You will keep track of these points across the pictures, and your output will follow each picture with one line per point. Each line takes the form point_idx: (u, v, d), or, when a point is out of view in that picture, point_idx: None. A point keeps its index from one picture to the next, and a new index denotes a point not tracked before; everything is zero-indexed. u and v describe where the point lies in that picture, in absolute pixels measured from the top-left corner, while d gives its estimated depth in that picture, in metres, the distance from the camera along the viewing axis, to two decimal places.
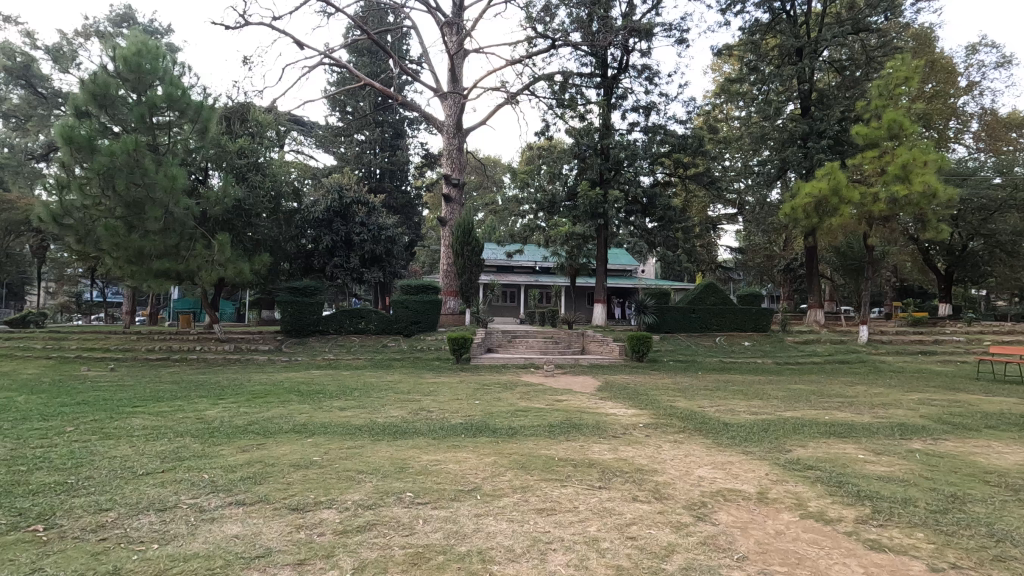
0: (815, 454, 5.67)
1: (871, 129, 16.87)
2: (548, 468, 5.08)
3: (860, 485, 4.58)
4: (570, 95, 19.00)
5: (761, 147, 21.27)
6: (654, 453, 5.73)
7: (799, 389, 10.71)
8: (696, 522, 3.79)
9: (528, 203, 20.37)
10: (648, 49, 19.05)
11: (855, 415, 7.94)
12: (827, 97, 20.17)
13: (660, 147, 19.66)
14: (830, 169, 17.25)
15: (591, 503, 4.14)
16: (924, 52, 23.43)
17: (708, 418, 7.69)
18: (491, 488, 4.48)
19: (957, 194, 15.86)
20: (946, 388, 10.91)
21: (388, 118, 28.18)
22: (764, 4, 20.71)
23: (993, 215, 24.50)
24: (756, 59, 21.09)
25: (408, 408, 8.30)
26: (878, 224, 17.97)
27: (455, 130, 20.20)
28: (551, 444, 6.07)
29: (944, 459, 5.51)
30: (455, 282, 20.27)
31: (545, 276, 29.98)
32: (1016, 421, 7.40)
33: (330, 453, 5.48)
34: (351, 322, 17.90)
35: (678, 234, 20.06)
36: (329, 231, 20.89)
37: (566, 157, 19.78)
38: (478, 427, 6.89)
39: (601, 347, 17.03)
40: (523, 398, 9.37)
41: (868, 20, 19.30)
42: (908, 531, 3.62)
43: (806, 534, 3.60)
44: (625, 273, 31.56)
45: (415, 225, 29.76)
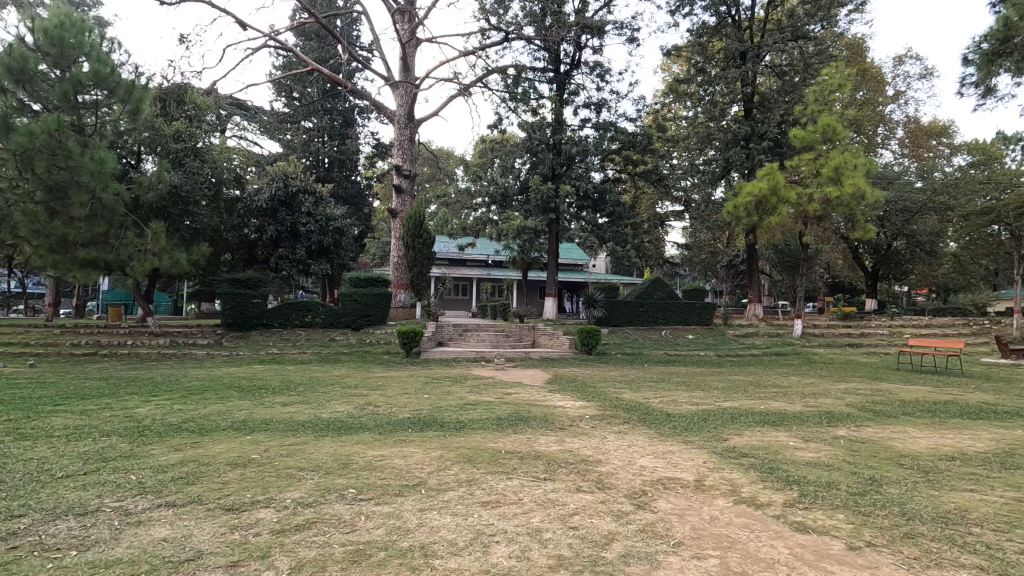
0: (750, 442, 5.94)
1: (807, 133, 17.85)
2: (494, 461, 5.09)
3: (789, 470, 4.84)
4: (523, 89, 18.99)
5: (707, 147, 22.06)
6: (599, 444, 5.84)
7: (739, 380, 11.18)
8: (636, 511, 3.90)
9: (480, 196, 20.36)
10: (600, 47, 19.27)
11: (788, 404, 8.39)
12: (768, 99, 21.12)
13: (611, 144, 19.96)
14: (770, 170, 18.05)
15: (535, 495, 4.19)
16: (856, 60, 24.84)
17: (652, 409, 7.92)
18: (436, 482, 4.45)
19: (883, 197, 16.91)
20: (870, 378, 11.67)
21: (337, 106, 27.34)
22: (711, 8, 21.38)
23: (915, 216, 26.31)
24: (703, 61, 21.83)
25: (354, 404, 8.15)
26: (813, 223, 18.83)
27: (406, 119, 19.76)
28: (499, 437, 6.12)
29: (864, 444, 5.91)
30: (405, 275, 19.76)
31: (497, 269, 30.03)
32: (930, 408, 8.01)
33: (270, 451, 5.31)
34: (297, 315, 17.41)
35: (627, 230, 20.48)
36: (274, 221, 20.18)
37: (519, 152, 19.81)
38: (426, 421, 6.83)
39: (551, 341, 17.16)
40: (472, 392, 9.38)
41: (807, 28, 20.29)
42: (830, 513, 3.85)
43: (738, 519, 3.77)
44: (577, 267, 32.04)
45: (365, 217, 29.12)
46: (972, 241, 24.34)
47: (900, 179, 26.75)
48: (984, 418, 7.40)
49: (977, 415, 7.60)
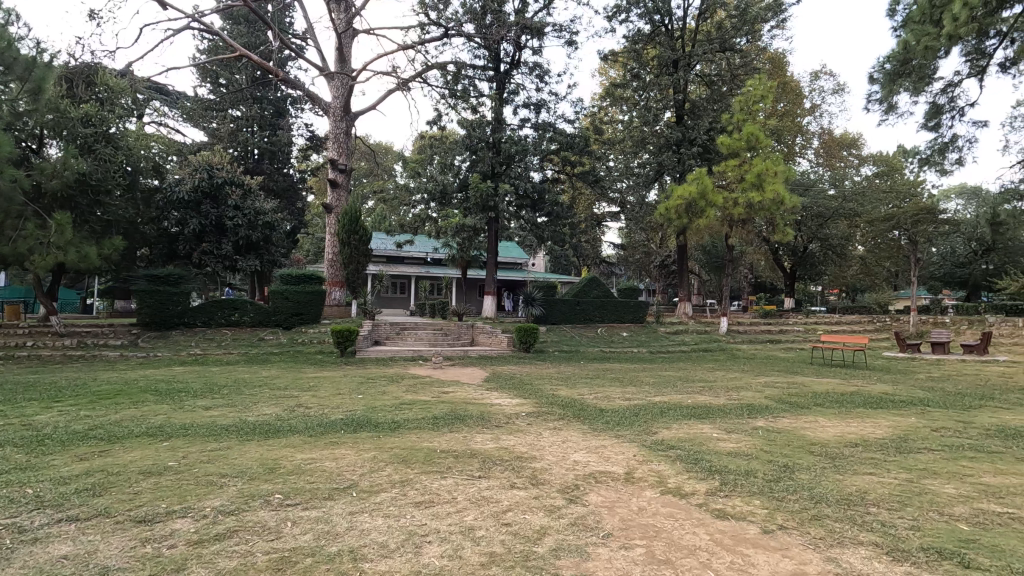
0: (677, 435, 6.21)
1: (733, 140, 18.85)
2: (429, 460, 5.04)
3: (712, 460, 5.09)
4: (463, 86, 18.89)
5: (641, 150, 22.79)
6: (534, 441, 5.92)
7: (669, 376, 11.66)
8: (567, 505, 3.98)
9: (419, 193, 20.04)
10: (539, 48, 19.44)
11: (713, 397, 8.84)
12: (698, 107, 22.13)
13: (549, 144, 20.16)
14: (699, 174, 18.89)
15: (470, 493, 4.19)
16: (778, 74, 26.47)
17: (586, 405, 8.10)
18: (368, 484, 4.36)
19: (799, 203, 18.13)
20: (786, 372, 12.49)
21: (267, 95, 26.11)
22: (646, 16, 22.14)
23: (828, 222, 28.42)
24: (638, 67, 22.68)
25: (284, 406, 7.84)
26: (737, 226, 19.86)
27: (342, 112, 19.13)
28: (434, 436, 6.06)
29: (780, 433, 6.31)
30: (340, 272, 19.26)
31: (436, 267, 29.74)
32: (838, 399, 8.68)
33: (189, 457, 5.01)
34: (223, 314, 16.54)
35: (565, 230, 20.82)
36: (197, 214, 18.86)
37: (458, 149, 19.66)
38: (359, 421, 6.67)
39: (489, 339, 17.23)
40: (409, 391, 9.25)
41: (734, 40, 21.40)
42: (747, 499, 4.09)
43: (664, 508, 3.93)
44: (516, 266, 32.33)
45: (298, 212, 28.05)
46: (876, 245, 26.54)
47: (816, 186, 28.77)
48: (883, 407, 8.12)
49: (877, 404, 8.31)
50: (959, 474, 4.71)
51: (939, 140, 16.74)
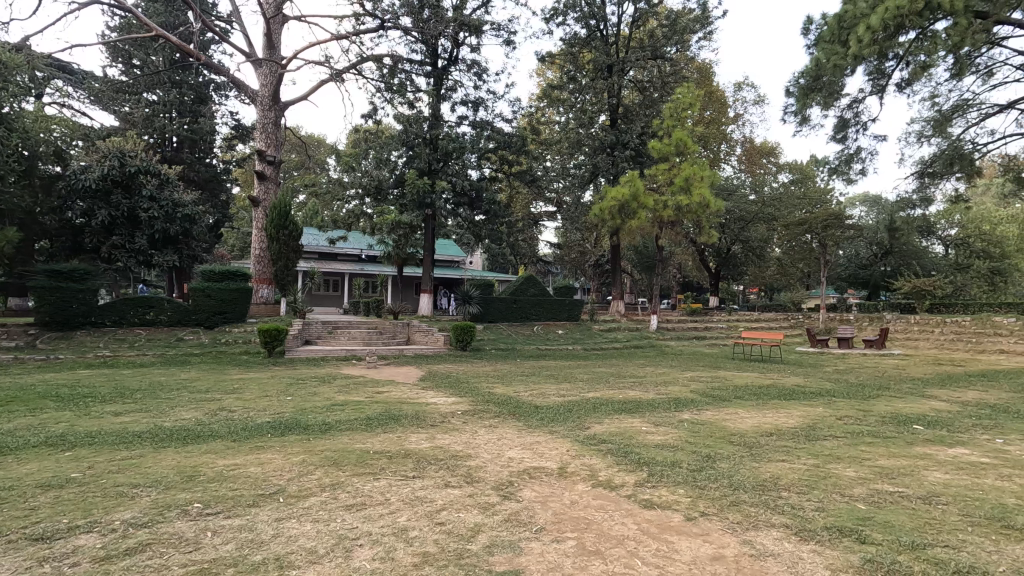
0: (607, 429, 6.41)
1: (663, 145, 19.59)
2: (361, 462, 4.93)
3: (641, 453, 5.30)
4: (399, 80, 18.53)
5: (576, 152, 23.24)
6: (470, 438, 5.93)
7: (602, 372, 12.00)
8: (501, 501, 4.02)
9: (353, 188, 19.46)
10: (477, 45, 19.37)
11: (643, 392, 9.19)
12: (631, 112, 22.89)
13: (487, 143, 20.16)
14: (631, 177, 19.49)
15: (404, 493, 4.14)
16: (705, 83, 27.78)
17: (521, 402, 8.20)
18: (296, 489, 4.21)
19: (723, 207, 19.15)
20: (710, 367, 13.15)
21: (187, 79, 24.49)
22: (582, 20, 22.62)
23: (748, 225, 30.22)
24: (574, 70, 23.16)
25: (205, 410, 7.42)
26: (667, 228, 20.66)
27: (271, 101, 18.24)
28: (368, 437, 5.93)
29: (704, 425, 6.65)
30: (269, 269, 18.41)
31: (371, 264, 29.07)
32: (755, 392, 9.26)
33: (96, 467, 4.65)
34: (136, 312, 15.42)
35: (502, 228, 20.91)
36: (106, 205, 17.32)
37: (394, 144, 19.31)
38: (287, 424, 6.42)
39: (425, 337, 17.07)
40: (341, 392, 9.01)
41: (665, 49, 22.26)
42: (673, 489, 4.28)
43: (595, 501, 4.05)
44: (453, 264, 32.18)
45: (222, 205, 26.61)
46: (790, 247, 28.49)
47: (738, 191, 30.50)
48: (795, 398, 8.74)
49: (790, 395, 8.95)
50: (859, 458, 5.15)
51: (845, 151, 18.18)
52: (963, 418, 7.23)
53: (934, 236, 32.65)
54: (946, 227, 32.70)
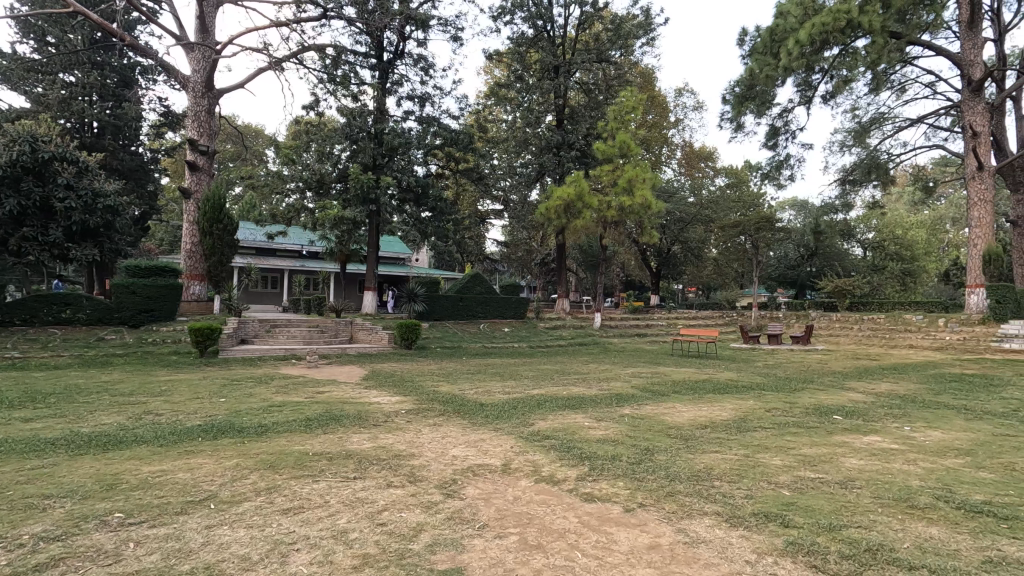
0: (551, 425, 6.50)
1: (607, 147, 20.06)
2: (299, 464, 4.79)
3: (583, 448, 5.40)
4: (342, 72, 18.03)
5: (523, 151, 23.38)
6: (413, 437, 5.86)
7: (546, 369, 12.15)
8: (445, 500, 4.00)
9: (294, 181, 18.90)
10: (424, 40, 19.12)
11: (586, 388, 9.37)
12: (577, 113, 23.29)
13: (433, 139, 19.88)
14: (576, 177, 19.83)
15: (344, 495, 4.05)
16: (648, 87, 28.62)
17: (467, 400, 8.19)
18: (229, 494, 4.03)
19: (663, 209, 19.85)
20: (650, 363, 13.58)
21: (109, 61, 22.84)
22: (529, 20, 22.79)
23: (687, 226, 31.36)
24: (521, 69, 23.30)
25: (129, 413, 6.97)
26: (610, 227, 21.09)
27: (204, 88, 17.31)
28: (307, 438, 5.75)
29: (643, 419, 6.87)
30: (201, 265, 17.47)
31: (312, 261, 28.18)
32: (692, 386, 9.64)
33: (1, 478, 4.27)
34: (51, 310, 14.28)
35: (448, 226, 20.77)
36: (14, 193, 16.08)
37: (337, 138, 18.75)
38: (220, 427, 6.13)
39: (369, 335, 16.77)
40: (279, 392, 8.69)
41: (609, 52, 22.79)
42: (613, 482, 4.40)
43: (537, 496, 4.11)
44: (398, 261, 31.67)
45: (149, 196, 25.03)
46: (726, 248, 29.82)
47: (678, 194, 31.60)
48: (728, 392, 9.17)
49: (723, 389, 9.38)
50: (786, 447, 5.47)
51: (775, 158, 19.26)
52: (876, 408, 7.83)
53: (854, 240, 35.05)
54: (864, 231, 35.23)
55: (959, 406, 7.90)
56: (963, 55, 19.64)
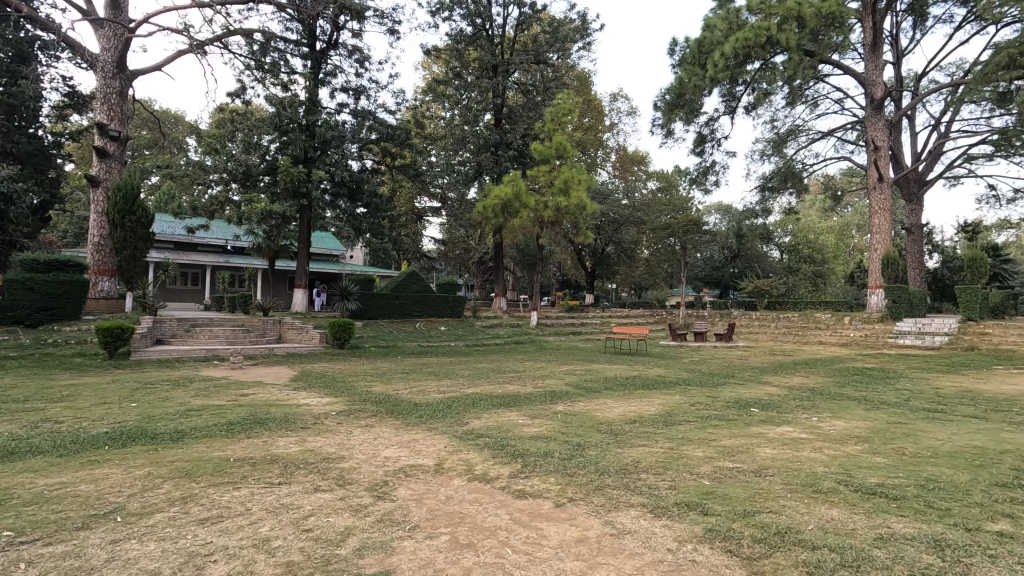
0: (486, 423, 6.52)
1: (545, 148, 20.35)
2: (219, 471, 4.54)
3: (516, 445, 5.46)
4: (272, 59, 17.21)
5: (461, 149, 23.29)
6: (343, 440, 5.71)
7: (483, 367, 12.18)
8: (375, 502, 3.92)
9: (217, 173, 17.81)
10: (359, 31, 18.62)
11: (521, 386, 9.48)
12: (515, 113, 23.44)
13: (369, 134, 19.36)
14: (514, 177, 20.02)
15: (267, 501, 3.88)
16: (584, 91, 29.27)
17: (401, 400, 8.08)
18: (139, 506, 3.76)
19: (597, 210, 20.41)
20: (584, 360, 13.93)
21: (3, 33, 20.67)
22: (468, 18, 22.73)
23: (621, 227, 32.33)
24: (460, 66, 23.16)
25: (24, 421, 6.36)
26: (547, 227, 21.41)
27: (115, 69, 16.02)
28: (229, 443, 5.47)
29: (575, 416, 7.02)
30: (110, 260, 16.10)
31: (238, 257, 26.80)
32: (622, 383, 9.97)
33: None
34: None
35: (384, 222, 20.31)
36: None
37: (265, 128, 17.89)
38: (130, 434, 5.71)
39: (299, 335, 16.13)
40: (199, 396, 8.22)
41: (547, 55, 23.11)
42: (544, 478, 4.47)
43: (470, 494, 4.11)
44: (331, 258, 30.68)
45: (51, 182, 22.90)
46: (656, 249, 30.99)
47: (612, 195, 32.50)
48: (657, 387, 9.57)
49: (651, 385, 9.79)
50: (707, 440, 5.77)
51: (702, 163, 20.24)
52: (789, 400, 8.41)
53: (773, 243, 37.40)
54: (781, 235, 37.72)
55: (860, 397, 8.64)
56: (867, 75, 21.40)
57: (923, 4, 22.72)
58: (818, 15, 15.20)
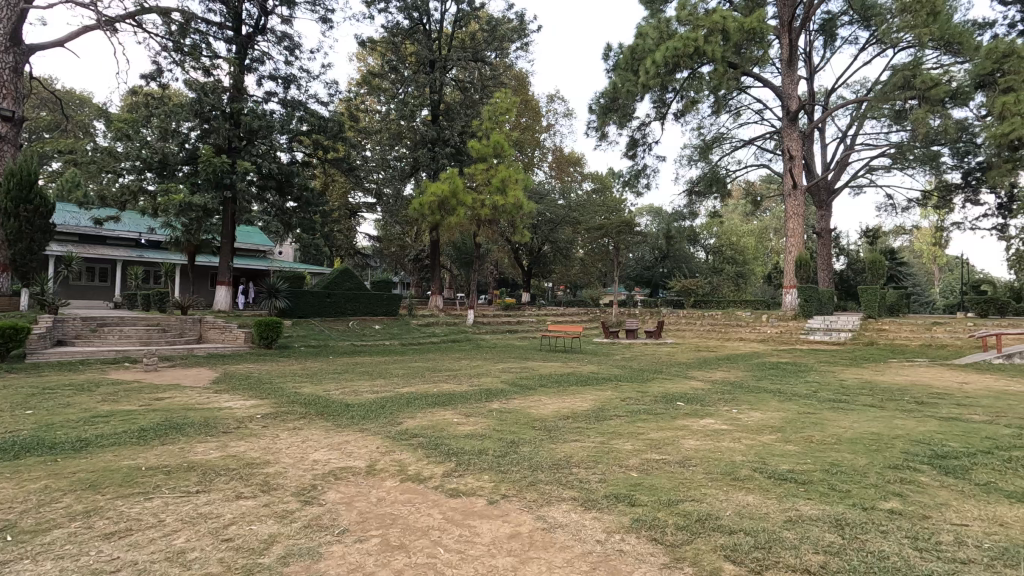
0: (420, 423, 6.45)
1: (482, 146, 20.36)
2: (129, 481, 4.23)
3: (450, 444, 5.43)
4: (192, 41, 16.15)
5: (396, 144, 22.84)
6: (269, 444, 5.46)
7: (418, 366, 12.05)
8: (302, 507, 3.78)
9: (128, 160, 16.51)
10: (289, 17, 17.84)
11: (456, 385, 9.45)
12: (452, 110, 23.30)
13: (299, 125, 18.57)
14: (451, 175, 19.86)
15: (184, 511, 3.65)
16: (522, 91, 29.53)
17: (332, 400, 7.84)
18: (33, 522, 3.43)
19: (534, 209, 20.66)
20: (520, 358, 14.09)
21: None
22: (405, 11, 22.35)
23: (557, 227, 32.90)
24: (396, 60, 22.72)
25: None
26: (484, 225, 21.43)
27: (9, 41, 14.48)
28: (141, 451, 5.10)
29: (510, 413, 7.09)
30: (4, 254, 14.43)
31: (153, 252, 25.01)
32: (556, 380, 10.17)
33: None
34: None
35: (315, 217, 19.59)
36: None
37: (184, 114, 16.75)
38: (24, 444, 5.20)
39: (221, 334, 15.25)
40: (107, 401, 7.61)
41: (485, 53, 23.14)
42: (478, 476, 4.48)
43: (402, 495, 4.05)
44: (257, 254, 29.27)
45: None
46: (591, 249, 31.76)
47: (548, 196, 32.98)
48: (589, 384, 9.84)
49: (584, 381, 10.05)
50: (636, 433, 5.99)
51: (634, 167, 20.95)
52: (712, 394, 8.89)
53: (699, 245, 39.30)
54: (706, 237, 39.69)
55: (774, 390, 9.27)
56: (784, 89, 22.90)
57: (833, 25, 24.59)
58: (740, 30, 16.20)
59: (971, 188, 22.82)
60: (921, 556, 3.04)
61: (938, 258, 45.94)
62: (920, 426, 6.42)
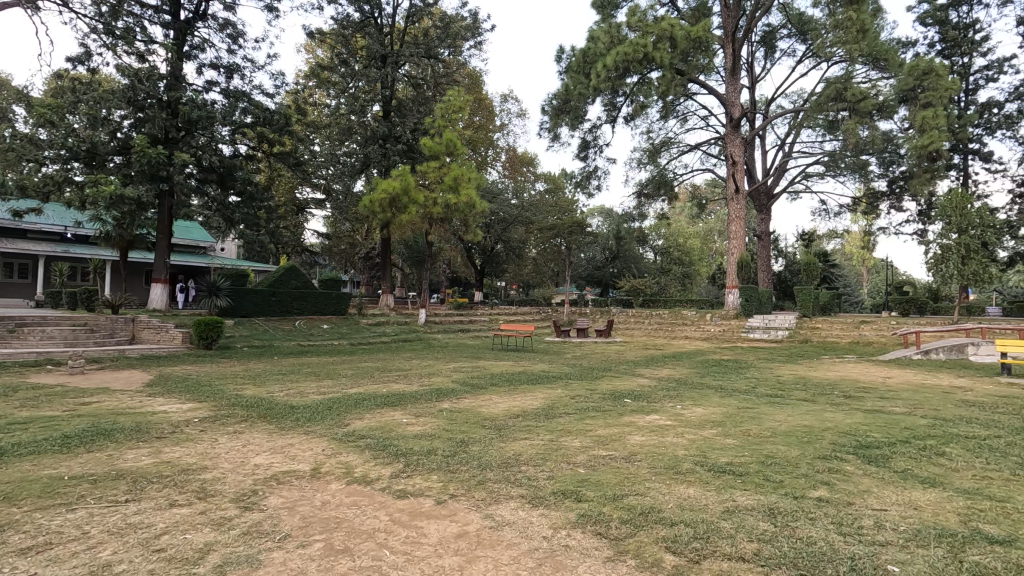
0: (368, 424, 6.33)
1: (435, 144, 20.16)
2: (49, 492, 3.95)
3: (398, 445, 5.36)
4: (124, 24, 15.21)
5: (346, 139, 22.29)
6: (207, 449, 5.23)
7: (367, 366, 11.83)
8: (241, 513, 3.64)
9: (52, 149, 15.41)
10: (232, 4, 17.11)
11: (406, 385, 9.33)
12: (404, 106, 22.99)
13: (243, 116, 17.83)
14: (403, 172, 19.57)
15: (111, 522, 3.45)
16: (475, 90, 29.44)
17: (275, 402, 7.59)
18: None
19: (487, 209, 20.63)
20: (471, 357, 14.07)
21: None
22: (355, 3, 21.86)
23: (510, 227, 33.02)
24: (346, 53, 22.18)
25: None
26: (436, 224, 21.25)
27: None
28: (63, 460, 4.77)
29: (459, 413, 7.06)
30: None
31: (80, 247, 23.41)
32: (507, 378, 10.21)
33: None
34: None
35: (260, 213, 18.90)
36: None
37: (115, 101, 15.75)
38: None
39: (157, 335, 14.49)
40: (25, 406, 7.08)
41: (438, 51, 22.92)
42: (426, 476, 4.45)
43: (348, 498, 3.96)
44: (196, 250, 27.93)
45: None
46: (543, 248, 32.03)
47: (501, 195, 32.99)
48: (539, 382, 9.93)
49: (535, 380, 10.13)
50: (583, 430, 6.10)
51: (586, 168, 21.28)
52: (658, 390, 9.15)
53: (648, 246, 40.33)
54: (655, 238, 40.80)
55: (716, 386, 9.64)
56: (727, 97, 23.80)
57: (772, 38, 25.77)
58: (687, 38, 16.79)
59: (894, 196, 24.46)
60: (845, 540, 3.24)
61: (866, 261, 48.97)
62: (848, 419, 6.82)
